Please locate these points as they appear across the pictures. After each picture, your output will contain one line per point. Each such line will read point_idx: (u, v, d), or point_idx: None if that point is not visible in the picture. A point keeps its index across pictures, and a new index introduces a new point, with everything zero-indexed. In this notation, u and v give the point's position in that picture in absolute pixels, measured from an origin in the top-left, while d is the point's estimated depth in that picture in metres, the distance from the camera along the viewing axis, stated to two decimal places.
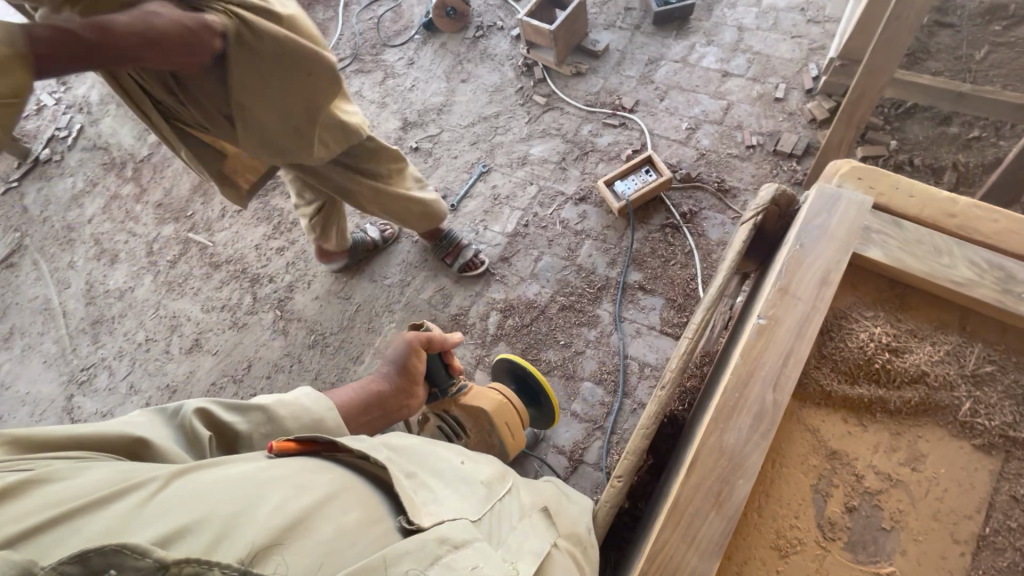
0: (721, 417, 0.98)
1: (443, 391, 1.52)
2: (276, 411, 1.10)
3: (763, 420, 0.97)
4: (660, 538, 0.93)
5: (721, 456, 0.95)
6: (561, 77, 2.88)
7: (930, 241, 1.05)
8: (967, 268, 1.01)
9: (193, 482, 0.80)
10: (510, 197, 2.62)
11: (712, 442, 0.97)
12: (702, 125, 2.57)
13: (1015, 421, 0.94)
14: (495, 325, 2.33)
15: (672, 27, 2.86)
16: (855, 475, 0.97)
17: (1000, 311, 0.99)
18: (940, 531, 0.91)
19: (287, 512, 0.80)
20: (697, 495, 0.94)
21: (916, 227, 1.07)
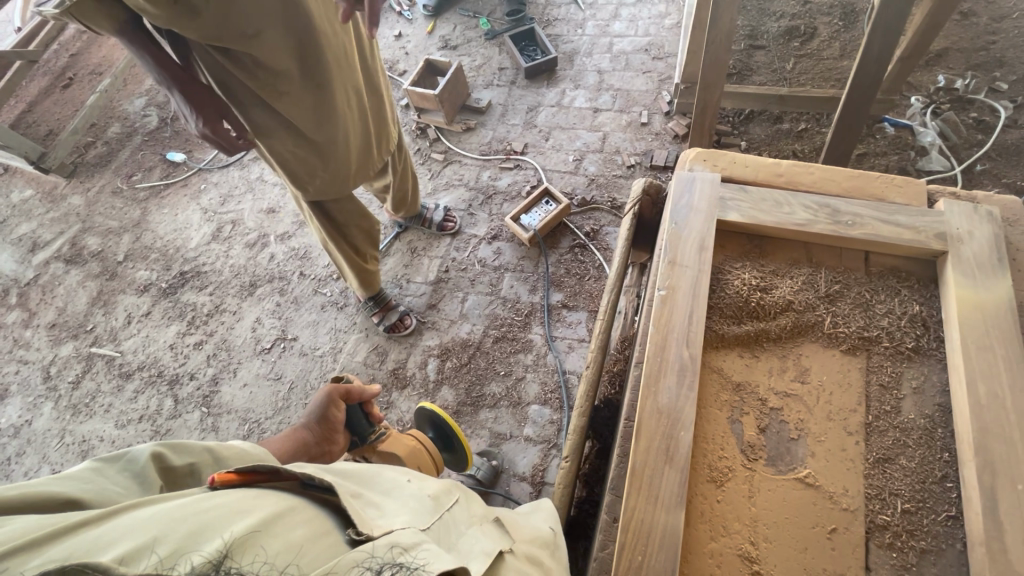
0: (650, 381, 1.02)
1: (362, 438, 1.38)
2: (224, 451, 0.91)
3: (686, 373, 1.02)
4: (627, 507, 0.93)
5: (659, 417, 0.99)
6: (454, 135, 3.00)
7: (771, 197, 1.19)
8: (804, 211, 1.15)
9: (131, 519, 0.64)
10: (426, 246, 2.67)
11: (649, 405, 1.00)
12: (587, 154, 2.76)
13: (867, 324, 1.06)
14: (434, 376, 2.31)
15: (541, 79, 3.08)
16: (760, 400, 1.03)
17: (836, 237, 1.13)
18: (836, 429, 0.98)
19: (236, 532, 0.64)
20: (649, 455, 0.96)
21: (757, 188, 1.21)
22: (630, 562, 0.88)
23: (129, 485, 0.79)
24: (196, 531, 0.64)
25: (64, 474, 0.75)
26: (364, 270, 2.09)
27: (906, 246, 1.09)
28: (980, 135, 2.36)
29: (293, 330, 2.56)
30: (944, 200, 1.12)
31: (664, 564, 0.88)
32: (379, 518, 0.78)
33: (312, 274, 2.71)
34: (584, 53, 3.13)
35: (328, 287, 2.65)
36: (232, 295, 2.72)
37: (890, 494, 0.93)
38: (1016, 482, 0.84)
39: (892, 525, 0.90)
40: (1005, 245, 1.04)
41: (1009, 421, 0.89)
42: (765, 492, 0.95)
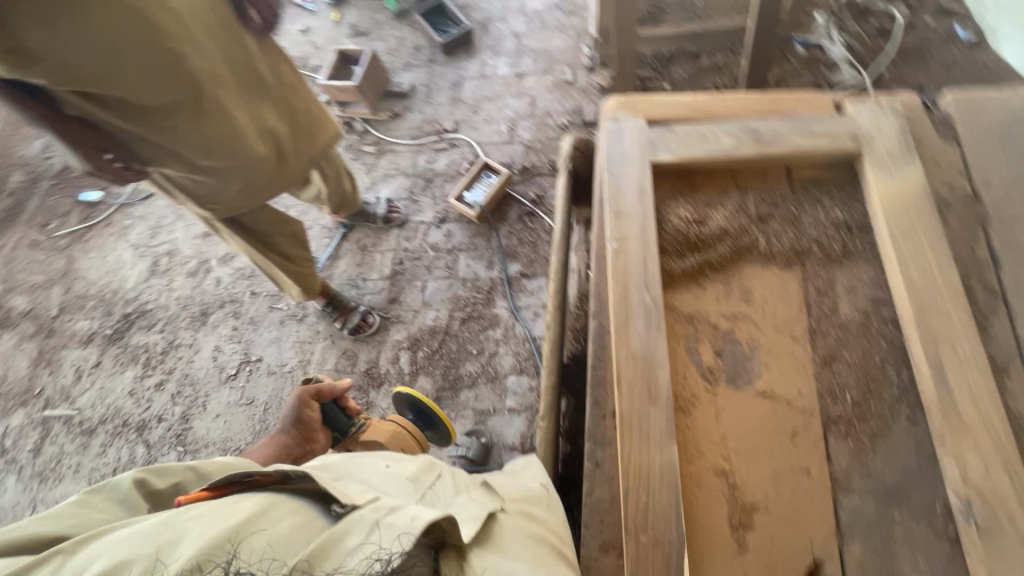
0: (620, 330, 1.06)
1: (343, 433, 1.37)
2: (204, 468, 0.96)
3: (653, 316, 1.06)
4: (625, 455, 0.96)
5: (636, 362, 1.03)
6: (381, 123, 2.92)
7: (696, 131, 1.22)
8: (729, 141, 1.19)
9: (105, 545, 0.69)
10: (375, 242, 2.62)
11: (624, 353, 1.04)
12: (519, 122, 2.74)
13: (797, 237, 1.12)
14: (408, 368, 2.32)
15: (459, 52, 3.02)
16: (712, 326, 1.08)
17: (762, 159, 1.17)
18: (783, 339, 1.05)
19: (215, 533, 0.69)
20: (634, 401, 1.00)
21: (681, 125, 1.24)
22: (637, 503, 0.93)
23: (119, 512, 0.85)
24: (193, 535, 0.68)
25: (49, 511, 0.79)
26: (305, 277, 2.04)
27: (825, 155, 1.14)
28: (882, 41, 2.46)
29: (255, 351, 2.50)
30: (851, 105, 1.17)
31: (668, 497, 0.93)
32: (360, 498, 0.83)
33: (264, 290, 2.63)
34: (497, 18, 3.08)
35: (282, 302, 2.59)
36: (183, 328, 2.62)
37: (838, 388, 1.00)
38: (956, 348, 0.93)
39: (844, 417, 0.98)
40: (909, 137, 1.12)
41: (940, 296, 0.97)
42: (730, 411, 1.01)
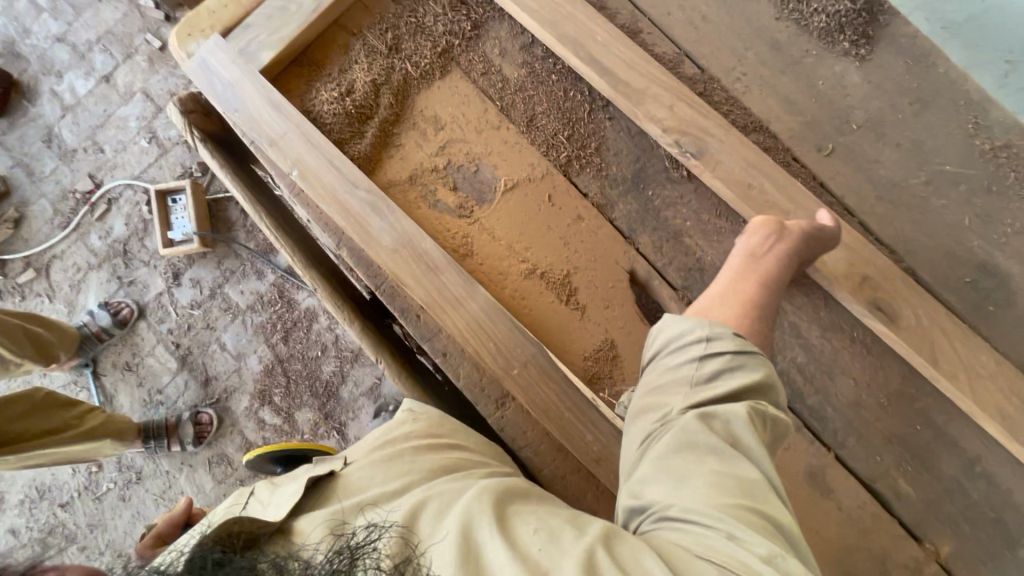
0: (363, 238, 0.98)
1: None
2: None
3: (378, 202, 0.99)
4: (454, 327, 0.96)
5: (399, 252, 0.97)
6: (11, 241, 2.25)
7: (270, 7, 1.04)
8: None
9: None
10: (134, 351, 2.18)
11: (383, 253, 0.98)
12: (153, 125, 2.27)
13: (434, 41, 1.07)
14: (280, 417, 2.11)
15: (17, 103, 2.32)
16: (433, 171, 1.05)
17: None
18: (490, 135, 1.05)
19: None
20: (423, 283, 0.97)
21: (252, 14, 1.05)
22: (491, 352, 0.96)
23: None
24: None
25: None
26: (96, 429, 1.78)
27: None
28: None
29: (125, 545, 2.09)
30: None
31: (507, 326, 0.96)
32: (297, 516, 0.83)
33: (72, 493, 2.13)
34: (20, 36, 2.35)
35: (104, 483, 2.13)
36: None
37: (552, 139, 1.05)
38: (597, 38, 1.01)
39: (572, 155, 1.05)
40: None
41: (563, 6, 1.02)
42: (499, 224, 1.03)
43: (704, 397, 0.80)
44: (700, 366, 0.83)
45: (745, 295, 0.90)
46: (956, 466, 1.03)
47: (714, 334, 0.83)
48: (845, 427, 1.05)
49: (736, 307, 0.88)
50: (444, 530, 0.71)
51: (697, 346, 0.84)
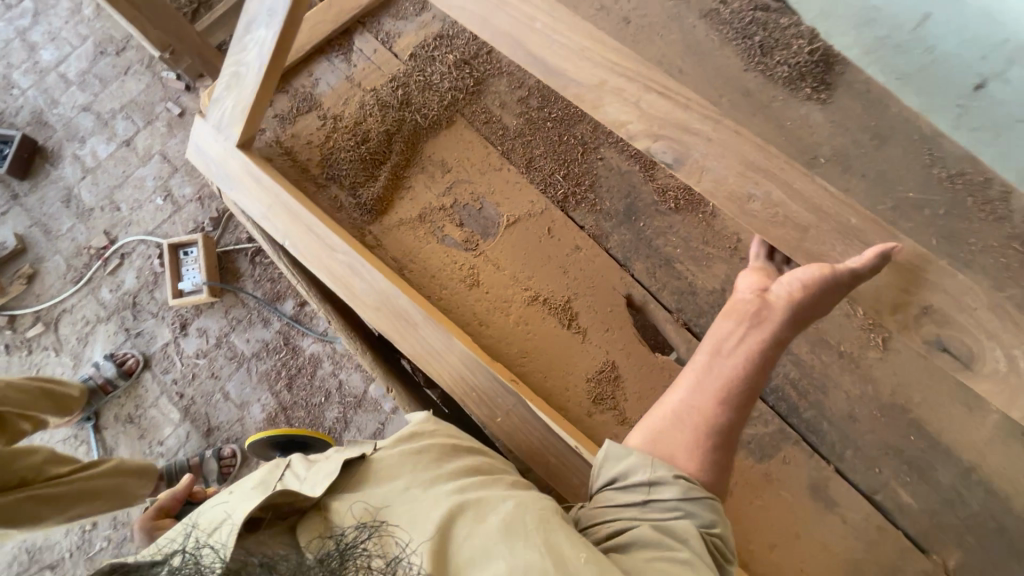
0: (357, 290, 1.06)
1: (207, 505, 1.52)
2: None
3: (359, 262, 1.06)
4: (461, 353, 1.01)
5: (386, 304, 1.05)
6: (23, 296, 2.30)
7: (228, 74, 1.07)
8: (256, 50, 1.01)
9: None
10: (137, 402, 2.18)
11: (377, 299, 1.05)
12: (169, 184, 2.40)
13: (442, 96, 1.20)
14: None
15: (40, 167, 2.45)
16: (441, 209, 1.14)
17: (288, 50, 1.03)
18: (492, 176, 1.15)
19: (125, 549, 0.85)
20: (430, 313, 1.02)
21: (219, 85, 1.10)
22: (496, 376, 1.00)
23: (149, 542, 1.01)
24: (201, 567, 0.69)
25: None
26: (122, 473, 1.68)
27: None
28: None
29: None
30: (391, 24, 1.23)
31: None
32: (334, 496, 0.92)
33: (63, 553, 2.06)
34: (48, 107, 2.52)
35: (97, 542, 2.07)
36: None
37: (550, 178, 1.15)
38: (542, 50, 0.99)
39: (569, 192, 1.15)
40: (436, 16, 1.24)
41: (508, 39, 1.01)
42: (502, 256, 1.11)
43: (661, 524, 0.82)
44: (641, 506, 0.85)
45: (700, 407, 0.92)
46: (952, 476, 1.06)
47: (651, 463, 0.88)
48: (838, 440, 1.10)
49: (691, 416, 0.92)
50: (487, 536, 0.80)
51: (638, 469, 0.88)
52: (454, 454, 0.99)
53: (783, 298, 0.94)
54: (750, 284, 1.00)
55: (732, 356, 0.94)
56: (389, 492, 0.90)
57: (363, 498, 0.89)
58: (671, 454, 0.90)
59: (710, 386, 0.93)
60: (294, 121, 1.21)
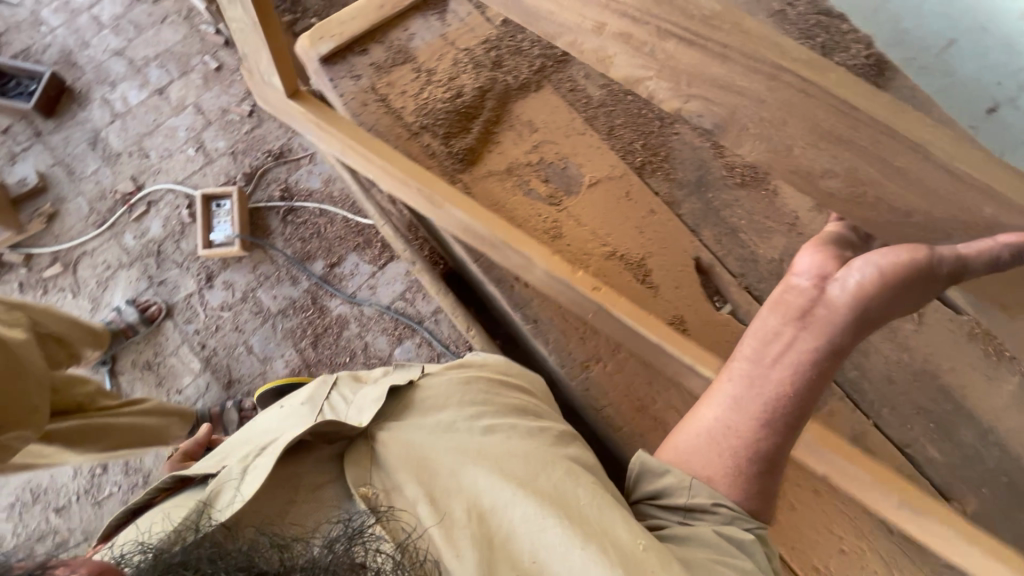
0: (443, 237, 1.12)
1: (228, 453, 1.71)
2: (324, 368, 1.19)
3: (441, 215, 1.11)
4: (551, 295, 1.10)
5: None
6: (41, 236, 2.26)
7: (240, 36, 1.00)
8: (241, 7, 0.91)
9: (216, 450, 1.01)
10: (157, 349, 2.17)
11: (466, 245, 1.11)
12: (202, 136, 2.38)
13: (532, 61, 1.27)
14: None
15: (66, 107, 2.41)
16: (527, 164, 1.21)
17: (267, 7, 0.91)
18: (575, 139, 1.24)
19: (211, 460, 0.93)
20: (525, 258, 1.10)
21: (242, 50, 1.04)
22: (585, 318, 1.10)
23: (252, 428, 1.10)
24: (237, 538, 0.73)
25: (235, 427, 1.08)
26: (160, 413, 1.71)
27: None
28: None
29: None
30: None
31: None
32: (381, 432, 0.92)
33: (69, 496, 2.03)
34: (78, 48, 2.48)
35: (106, 487, 2.04)
36: None
37: (629, 146, 1.25)
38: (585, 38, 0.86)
39: (646, 160, 1.24)
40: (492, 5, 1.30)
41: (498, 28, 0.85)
42: (584, 212, 1.19)
43: (723, 531, 0.89)
44: (679, 522, 0.93)
45: (742, 427, 0.94)
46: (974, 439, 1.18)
47: (689, 485, 0.94)
48: (873, 401, 1.21)
49: (728, 437, 0.95)
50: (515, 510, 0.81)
51: (678, 491, 0.94)
52: (497, 400, 0.99)
53: (842, 297, 0.90)
54: (819, 263, 0.95)
55: (779, 364, 0.94)
56: (433, 442, 0.89)
57: (405, 448, 0.88)
58: (711, 475, 0.94)
59: (753, 404, 0.94)
60: (390, 70, 1.26)
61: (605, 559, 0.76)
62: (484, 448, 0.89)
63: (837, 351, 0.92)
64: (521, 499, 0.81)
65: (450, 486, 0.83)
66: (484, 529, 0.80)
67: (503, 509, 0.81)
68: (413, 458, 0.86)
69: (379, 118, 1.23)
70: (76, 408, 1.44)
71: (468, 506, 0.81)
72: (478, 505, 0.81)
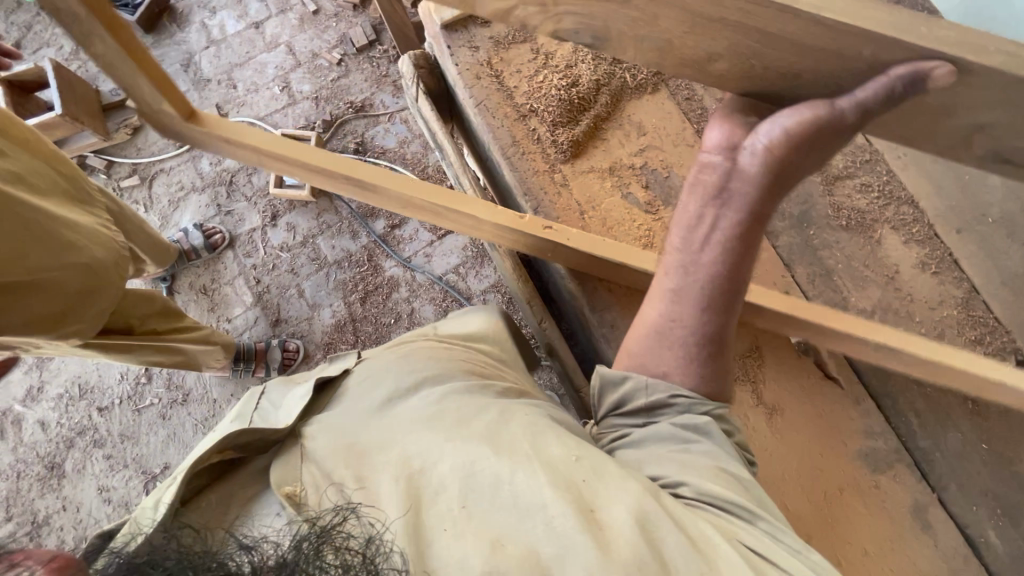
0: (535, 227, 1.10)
1: None
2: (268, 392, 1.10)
3: None
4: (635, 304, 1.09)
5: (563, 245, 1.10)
6: (124, 146, 2.33)
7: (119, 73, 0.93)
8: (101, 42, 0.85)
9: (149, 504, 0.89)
10: (214, 276, 2.23)
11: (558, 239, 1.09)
12: (290, 76, 2.41)
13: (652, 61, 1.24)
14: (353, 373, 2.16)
15: (167, 26, 2.46)
16: (630, 167, 1.19)
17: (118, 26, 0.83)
18: (683, 149, 1.20)
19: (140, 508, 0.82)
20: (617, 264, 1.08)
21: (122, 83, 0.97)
22: None
23: None
24: (194, 538, 0.66)
25: None
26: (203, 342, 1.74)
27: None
28: None
29: (152, 463, 2.07)
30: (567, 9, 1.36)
31: None
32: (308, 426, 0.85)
33: (113, 399, 2.12)
34: None
35: (147, 397, 2.13)
36: (36, 498, 2.04)
37: None
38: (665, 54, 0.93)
39: None
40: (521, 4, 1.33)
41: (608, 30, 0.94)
42: None
43: (678, 420, 0.88)
44: (642, 423, 0.92)
45: (683, 316, 0.92)
46: None
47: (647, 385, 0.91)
48: None
49: (675, 328, 0.93)
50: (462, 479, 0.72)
51: (640, 389, 0.91)
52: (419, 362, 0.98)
53: (752, 159, 0.82)
54: (726, 136, 0.83)
55: (710, 245, 0.91)
56: (358, 425, 0.84)
57: (337, 432, 0.82)
58: (666, 369, 0.92)
59: (700, 296, 0.92)
60: (508, 47, 1.24)
61: (566, 495, 0.70)
62: (414, 418, 0.83)
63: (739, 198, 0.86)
64: (454, 458, 0.74)
65: (380, 465, 0.75)
66: (416, 493, 0.71)
67: (435, 465, 0.74)
68: (340, 444, 0.79)
69: (490, 94, 1.21)
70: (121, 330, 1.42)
71: (395, 476, 0.73)
72: (406, 467, 0.74)
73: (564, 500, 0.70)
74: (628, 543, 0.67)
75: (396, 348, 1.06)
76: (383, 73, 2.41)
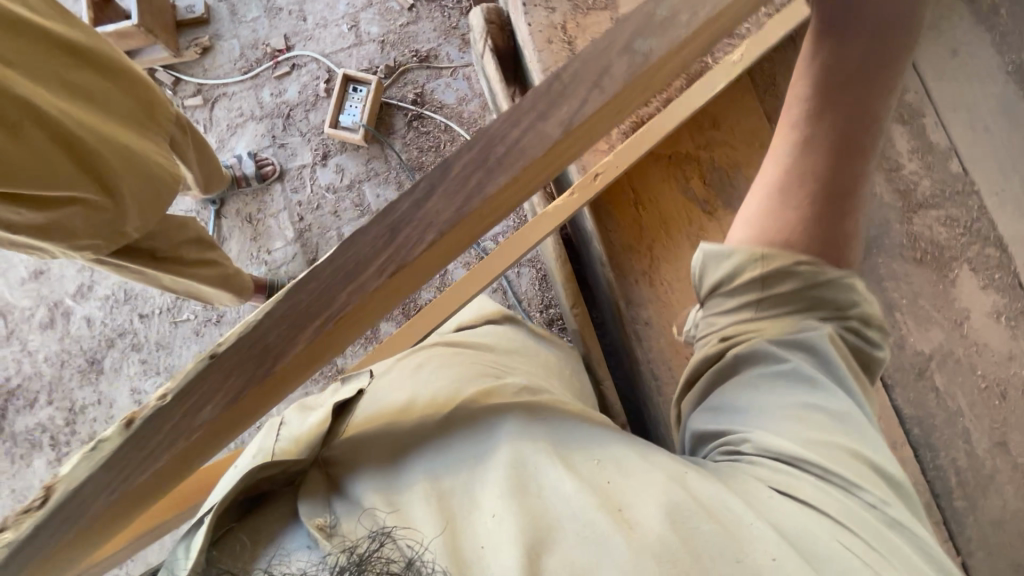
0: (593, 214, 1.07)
1: None
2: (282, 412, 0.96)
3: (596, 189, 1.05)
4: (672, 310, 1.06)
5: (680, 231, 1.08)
6: (191, 65, 2.35)
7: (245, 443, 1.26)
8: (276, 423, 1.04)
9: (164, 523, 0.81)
10: (260, 207, 2.26)
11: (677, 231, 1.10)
12: (360, 16, 2.37)
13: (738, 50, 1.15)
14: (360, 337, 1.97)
15: None
16: (695, 160, 1.12)
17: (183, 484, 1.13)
18: (755, 149, 1.12)
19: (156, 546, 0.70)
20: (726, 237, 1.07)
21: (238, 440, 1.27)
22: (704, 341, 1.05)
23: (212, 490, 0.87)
24: None
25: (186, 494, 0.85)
26: (227, 279, 1.76)
27: (253, 350, 0.60)
28: None
29: None
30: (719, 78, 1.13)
31: None
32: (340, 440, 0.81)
33: (154, 308, 2.22)
34: None
35: (185, 311, 2.22)
36: (75, 387, 2.17)
37: None
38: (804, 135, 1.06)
39: None
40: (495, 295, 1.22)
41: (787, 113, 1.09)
42: None
43: (788, 329, 0.89)
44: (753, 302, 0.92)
45: (804, 168, 0.86)
46: None
47: (761, 257, 0.90)
48: None
49: (805, 180, 0.86)
50: (495, 494, 0.68)
51: (747, 264, 0.91)
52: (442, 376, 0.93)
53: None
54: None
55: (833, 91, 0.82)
56: (372, 435, 0.80)
57: (358, 446, 0.79)
58: (788, 238, 0.89)
59: (827, 139, 0.83)
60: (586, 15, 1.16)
61: (597, 502, 0.67)
62: (434, 425, 0.81)
63: (871, 31, 0.77)
64: (483, 482, 0.70)
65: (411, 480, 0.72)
66: (447, 511, 0.67)
67: (467, 486, 0.70)
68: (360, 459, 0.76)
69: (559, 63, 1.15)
70: (148, 252, 1.45)
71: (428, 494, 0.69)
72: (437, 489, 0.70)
73: (600, 510, 0.66)
74: (655, 535, 0.63)
75: (404, 361, 1.01)
76: (453, 26, 2.35)
